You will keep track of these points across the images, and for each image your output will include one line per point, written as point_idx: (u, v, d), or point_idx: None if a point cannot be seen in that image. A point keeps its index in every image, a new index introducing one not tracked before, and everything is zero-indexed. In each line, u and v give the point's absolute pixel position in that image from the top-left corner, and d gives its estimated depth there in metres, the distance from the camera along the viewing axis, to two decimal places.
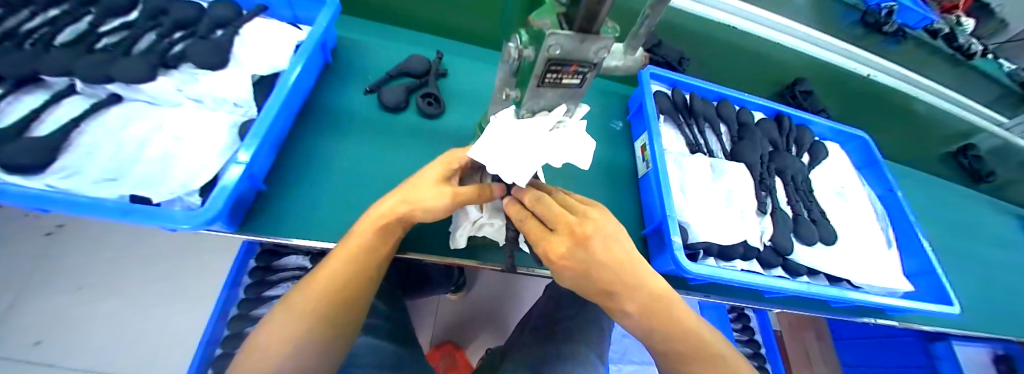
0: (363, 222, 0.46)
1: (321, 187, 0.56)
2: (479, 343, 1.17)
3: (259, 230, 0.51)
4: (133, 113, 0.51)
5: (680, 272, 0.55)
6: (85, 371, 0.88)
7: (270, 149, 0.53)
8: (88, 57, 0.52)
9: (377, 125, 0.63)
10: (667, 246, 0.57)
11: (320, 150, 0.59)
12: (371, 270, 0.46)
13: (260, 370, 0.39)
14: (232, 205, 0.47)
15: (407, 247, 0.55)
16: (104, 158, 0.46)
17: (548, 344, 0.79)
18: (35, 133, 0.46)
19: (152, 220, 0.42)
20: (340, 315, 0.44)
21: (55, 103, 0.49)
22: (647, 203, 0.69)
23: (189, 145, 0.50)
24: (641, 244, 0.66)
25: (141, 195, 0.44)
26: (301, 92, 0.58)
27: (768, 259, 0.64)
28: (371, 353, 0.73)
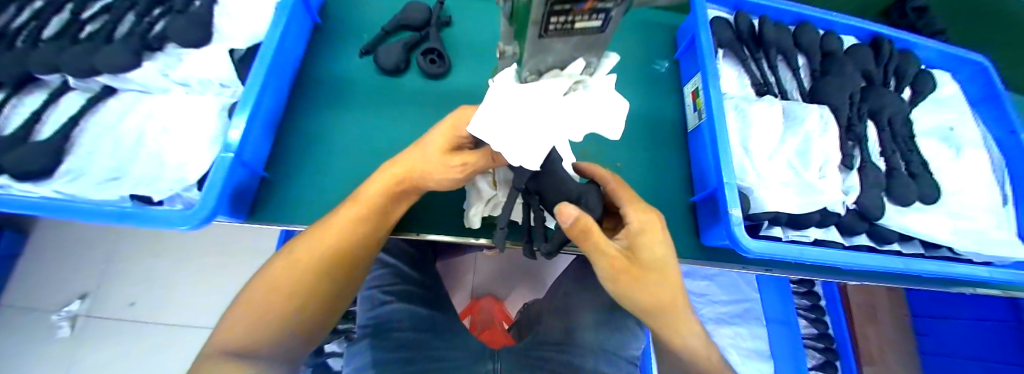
0: (372, 184, 0.41)
1: (329, 167, 0.53)
2: (520, 293, 1.15)
3: (268, 218, 0.49)
4: (128, 106, 0.48)
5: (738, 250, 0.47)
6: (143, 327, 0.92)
7: (265, 129, 0.49)
8: (73, 48, 0.48)
9: (380, 93, 0.57)
10: (722, 218, 0.48)
11: (321, 126, 0.55)
12: (375, 235, 0.43)
13: (256, 333, 0.38)
14: (231, 195, 0.44)
15: (421, 227, 0.51)
16: (105, 157, 0.45)
17: (580, 308, 0.75)
18: (39, 137, 0.45)
19: (151, 222, 0.40)
20: (343, 276, 0.43)
21: (54, 102, 0.47)
22: (698, 162, 0.58)
23: (181, 134, 0.46)
24: (688, 213, 0.58)
25: (144, 194, 0.42)
26: (289, 64, 0.53)
27: (851, 227, 0.53)
28: (411, 319, 0.72)
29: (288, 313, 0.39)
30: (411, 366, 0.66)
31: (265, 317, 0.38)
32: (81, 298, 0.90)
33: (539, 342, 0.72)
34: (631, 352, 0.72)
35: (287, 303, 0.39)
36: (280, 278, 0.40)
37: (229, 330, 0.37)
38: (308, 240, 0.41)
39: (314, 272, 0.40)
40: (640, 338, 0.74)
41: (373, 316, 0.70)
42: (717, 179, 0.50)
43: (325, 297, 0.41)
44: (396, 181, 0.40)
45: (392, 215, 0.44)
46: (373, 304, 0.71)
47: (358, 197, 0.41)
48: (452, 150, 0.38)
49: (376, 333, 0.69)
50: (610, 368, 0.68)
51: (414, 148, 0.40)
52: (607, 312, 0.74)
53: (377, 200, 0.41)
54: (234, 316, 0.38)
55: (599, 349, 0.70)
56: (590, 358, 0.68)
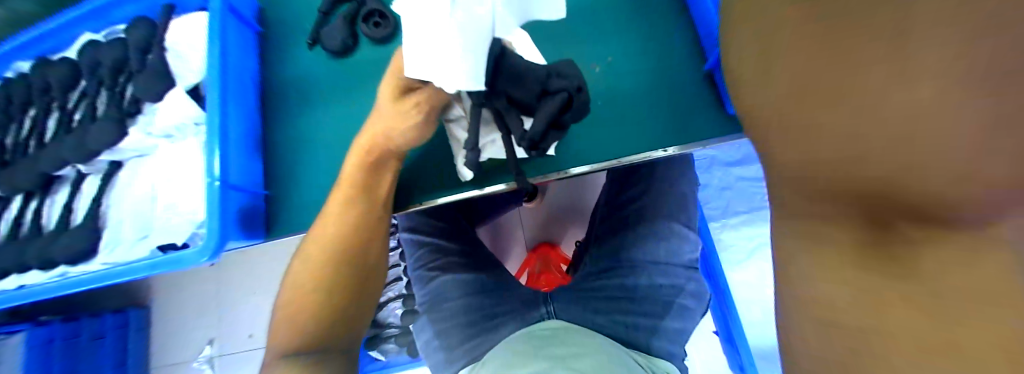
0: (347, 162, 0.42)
1: (320, 167, 0.53)
2: (571, 233, 1.13)
3: (285, 230, 0.52)
4: (131, 173, 0.52)
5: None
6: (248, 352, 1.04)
7: (244, 148, 0.50)
8: (68, 139, 0.52)
9: (341, 79, 0.55)
10: None
11: (303, 130, 0.55)
12: (373, 214, 0.42)
13: (293, 336, 0.39)
14: (236, 217, 0.47)
15: (420, 194, 0.51)
16: (125, 223, 0.49)
17: (625, 228, 0.69)
18: (76, 221, 0.51)
19: (177, 265, 0.43)
20: (360, 264, 0.42)
21: (76, 191, 0.52)
22: (704, 25, 0.50)
23: (176, 181, 0.49)
24: (707, 87, 0.51)
25: (166, 242, 0.46)
26: (248, 83, 0.53)
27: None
28: (459, 285, 0.72)
29: (321, 312, 0.40)
30: (475, 326, 0.69)
31: (300, 320, 0.39)
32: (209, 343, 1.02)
33: (587, 274, 0.68)
34: (688, 257, 0.67)
35: (315, 302, 0.40)
36: (301, 278, 0.41)
37: (278, 336, 0.40)
38: (317, 235, 0.42)
39: (330, 264, 0.41)
40: (695, 240, 0.68)
41: (427, 293, 0.73)
42: None
43: (349, 290, 0.41)
44: (365, 151, 0.40)
45: (382, 189, 0.43)
46: (424, 282, 0.74)
47: (341, 181, 0.42)
48: (400, 95, 0.36)
49: (433, 306, 0.72)
50: (667, 281, 0.66)
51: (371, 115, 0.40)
52: (652, 224, 0.68)
53: (356, 176, 0.41)
54: (278, 328, 0.40)
55: (651, 264, 0.67)
56: (642, 275, 0.66)
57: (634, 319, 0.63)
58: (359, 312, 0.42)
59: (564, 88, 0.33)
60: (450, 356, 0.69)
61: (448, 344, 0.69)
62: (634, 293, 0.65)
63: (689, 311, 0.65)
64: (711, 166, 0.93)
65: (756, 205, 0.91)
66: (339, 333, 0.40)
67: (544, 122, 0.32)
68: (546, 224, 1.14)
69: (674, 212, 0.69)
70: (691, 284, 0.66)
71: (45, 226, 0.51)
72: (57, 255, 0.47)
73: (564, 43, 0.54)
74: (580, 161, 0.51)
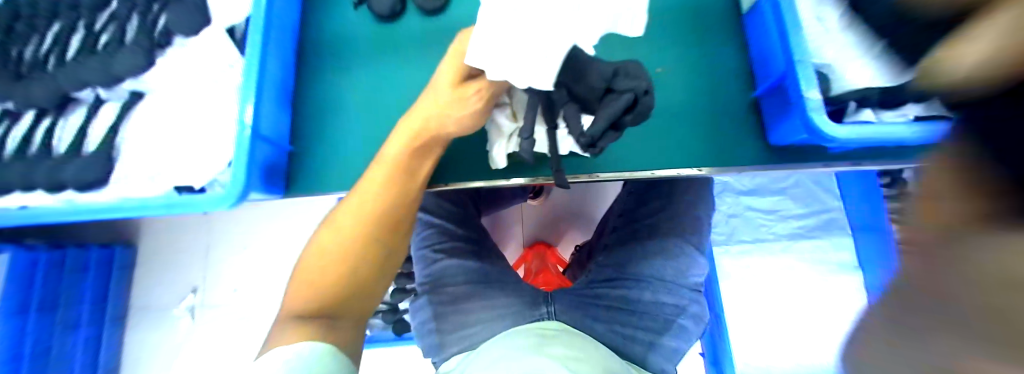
0: (395, 136, 0.43)
1: (347, 131, 0.52)
2: (571, 236, 1.13)
3: (304, 190, 0.51)
4: (153, 106, 0.50)
5: (824, 139, 0.39)
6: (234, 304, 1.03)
7: (277, 99, 0.49)
8: (91, 61, 0.49)
9: (382, 44, 0.54)
10: (795, 106, 0.41)
11: (336, 91, 0.54)
12: (409, 195, 0.44)
13: (312, 296, 0.42)
14: (261, 170, 0.46)
15: (450, 178, 0.51)
16: (141, 157, 0.47)
17: (635, 240, 0.69)
18: (87, 149, 0.48)
19: (194, 208, 0.42)
20: (388, 237, 0.44)
21: (93, 116, 0.49)
22: (758, 50, 0.49)
23: (201, 121, 0.47)
24: (751, 112, 0.51)
25: (184, 184, 0.44)
26: (288, 33, 0.52)
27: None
28: (461, 271, 0.72)
29: (342, 283, 0.42)
30: (472, 315, 0.69)
31: (320, 283, 0.42)
32: (193, 291, 1.04)
33: (592, 281, 0.68)
34: (693, 279, 0.68)
35: (336, 273, 0.42)
36: (328, 242, 0.43)
37: (297, 293, 0.43)
38: (349, 208, 0.43)
39: (360, 237, 0.42)
40: (703, 264, 0.68)
41: (429, 274, 0.72)
42: (787, 61, 0.42)
43: (372, 261, 0.43)
44: (415, 134, 0.42)
45: (423, 174, 0.45)
46: (427, 263, 0.73)
47: (382, 157, 0.44)
48: (462, 81, 0.38)
49: (433, 288, 0.72)
50: (671, 300, 0.66)
51: (425, 99, 0.41)
52: (664, 241, 0.68)
53: (400, 154, 0.42)
54: (298, 288, 0.43)
55: (657, 281, 0.67)
56: (647, 290, 0.66)
57: (633, 332, 0.63)
58: (372, 284, 0.44)
59: (631, 89, 0.32)
60: (443, 341, 0.69)
61: (443, 328, 0.69)
62: (636, 306, 0.65)
63: (687, 332, 0.65)
64: (724, 191, 0.95)
65: (760, 235, 0.94)
66: (350, 300, 0.43)
67: (606, 122, 0.32)
68: (548, 223, 1.13)
69: (686, 231, 0.69)
70: (693, 305, 0.66)
71: (56, 149, 0.49)
72: (65, 180, 0.46)
73: (614, 45, 0.53)
74: (614, 167, 0.50)
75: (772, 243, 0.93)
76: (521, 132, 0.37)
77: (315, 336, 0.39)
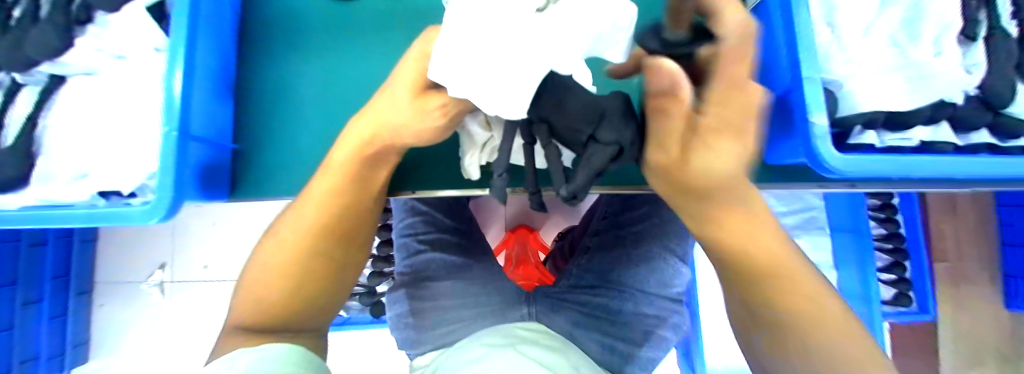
0: (342, 146, 0.38)
1: (300, 127, 0.48)
2: (553, 222, 1.11)
3: (254, 193, 0.47)
4: (76, 93, 0.44)
5: (820, 170, 0.37)
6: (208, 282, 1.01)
7: (215, 92, 0.44)
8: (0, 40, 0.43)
9: (339, 27, 0.48)
10: (799, 130, 0.39)
11: (286, 79, 0.48)
12: (363, 206, 0.42)
13: (256, 314, 0.40)
14: (199, 175, 0.41)
15: (418, 185, 0.48)
16: (65, 155, 0.41)
17: (617, 247, 0.69)
18: (5, 141, 0.43)
19: (119, 221, 0.38)
20: (338, 249, 0.42)
21: (10, 103, 0.44)
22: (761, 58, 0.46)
23: (127, 116, 0.42)
24: None
25: (112, 187, 0.40)
26: (227, 13, 0.45)
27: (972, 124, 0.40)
28: (442, 267, 0.71)
29: (296, 303, 0.40)
30: (449, 313, 0.68)
31: (268, 302, 0.40)
32: (162, 267, 1.02)
33: (573, 286, 0.68)
34: (674, 289, 0.67)
35: (281, 287, 0.40)
36: (273, 258, 0.41)
37: (241, 306, 0.41)
38: (296, 215, 0.41)
39: (305, 248, 0.40)
40: (685, 274, 0.68)
41: (409, 264, 0.72)
42: (793, 76, 0.39)
43: (321, 277, 0.41)
44: (364, 143, 0.37)
45: (376, 183, 0.42)
46: (410, 253, 0.73)
47: (329, 168, 0.39)
48: (424, 91, 0.33)
49: (415, 280, 0.70)
50: (652, 311, 0.65)
51: (377, 108, 0.36)
52: (647, 250, 0.68)
53: (350, 167, 0.38)
54: (242, 301, 0.41)
55: (639, 291, 0.66)
56: (627, 300, 0.65)
57: (609, 341, 0.62)
58: (323, 296, 0.43)
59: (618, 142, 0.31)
60: (420, 336, 0.67)
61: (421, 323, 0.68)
62: (617, 316, 0.64)
63: (666, 342, 0.65)
64: None
65: None
66: (303, 314, 0.42)
67: (589, 175, 0.31)
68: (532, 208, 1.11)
69: (670, 242, 0.68)
70: (674, 316, 0.66)
71: None
72: None
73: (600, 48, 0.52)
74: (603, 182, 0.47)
75: None
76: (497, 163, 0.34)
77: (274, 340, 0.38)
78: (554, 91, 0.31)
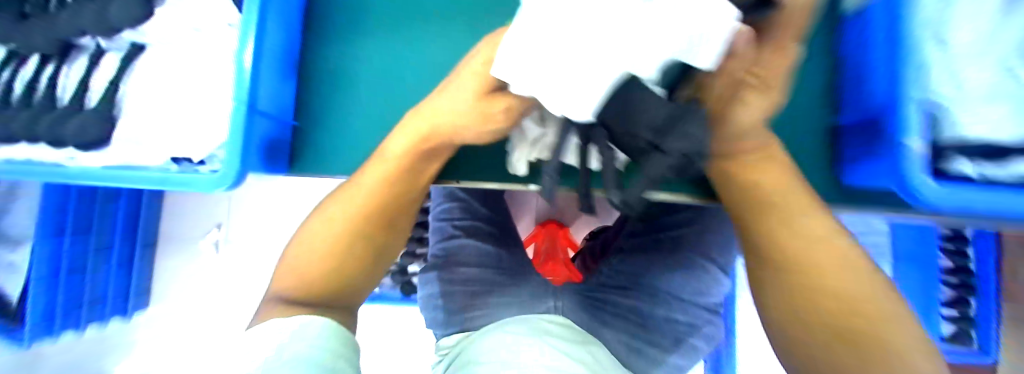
0: (400, 135, 0.39)
1: (356, 109, 0.48)
2: (586, 219, 1.08)
3: (310, 168, 0.48)
4: (151, 62, 0.46)
5: (907, 197, 0.33)
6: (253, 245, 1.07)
7: (282, 71, 0.45)
8: (88, 6, 0.45)
9: (401, 10, 0.48)
10: (888, 152, 0.35)
11: (345, 59, 0.49)
12: (410, 195, 0.43)
13: (297, 289, 0.40)
14: (265, 150, 0.43)
15: (463, 175, 0.47)
16: (139, 121, 0.44)
17: (654, 251, 0.67)
18: (90, 104, 0.47)
19: (190, 187, 0.40)
20: (379, 235, 0.42)
21: (95, 67, 0.47)
22: (856, 67, 0.42)
23: (200, 88, 0.43)
24: (827, 143, 0.46)
25: (184, 155, 0.42)
26: None
27: None
28: (476, 256, 0.72)
29: (337, 283, 0.41)
30: (477, 299, 0.68)
31: (310, 281, 0.40)
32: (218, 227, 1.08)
33: (602, 285, 0.68)
34: (712, 301, 0.65)
35: (325, 266, 0.40)
36: (317, 236, 0.41)
37: (282, 279, 0.42)
38: (346, 199, 0.41)
39: (349, 231, 0.40)
40: (727, 286, 0.65)
41: (443, 248, 0.73)
42: (889, 93, 0.35)
43: (362, 261, 0.42)
44: (423, 138, 0.39)
45: (426, 175, 0.43)
46: (444, 236, 0.75)
47: (384, 155, 0.41)
48: (489, 93, 0.34)
49: (445, 265, 0.72)
50: (685, 320, 0.64)
51: (437, 104, 0.37)
52: (687, 258, 0.65)
53: (406, 157, 0.39)
54: (283, 275, 0.42)
55: (672, 298, 0.65)
56: (659, 306, 0.65)
57: (638, 345, 0.62)
58: (358, 280, 0.43)
59: (685, 154, 0.27)
60: (450, 319, 0.68)
61: (451, 308, 0.68)
62: (646, 320, 0.64)
63: (695, 351, 0.64)
64: None
65: None
66: (342, 295, 0.42)
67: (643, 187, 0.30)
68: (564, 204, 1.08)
69: (713, 252, 0.65)
70: (708, 327, 0.64)
71: (60, 99, 0.47)
72: (66, 137, 0.43)
73: None
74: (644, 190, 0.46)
75: None
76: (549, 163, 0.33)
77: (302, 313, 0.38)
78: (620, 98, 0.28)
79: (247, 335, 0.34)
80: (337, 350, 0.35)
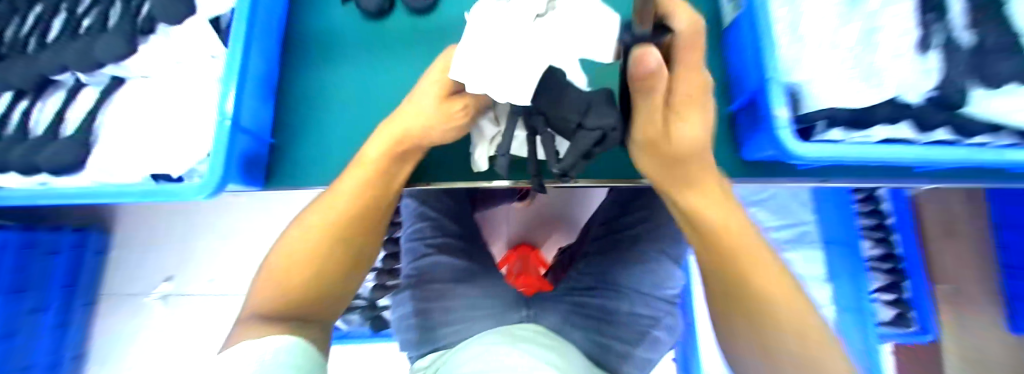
0: (376, 141, 0.43)
1: (331, 127, 0.53)
2: (555, 239, 1.13)
3: (287, 182, 0.52)
4: (133, 93, 0.49)
5: (789, 160, 0.42)
6: (212, 295, 1.01)
7: (261, 94, 0.49)
8: (73, 46, 0.49)
9: (371, 40, 0.55)
10: (765, 124, 0.44)
11: (320, 84, 0.54)
12: (387, 199, 0.46)
13: (276, 298, 0.41)
14: (243, 164, 0.46)
15: (427, 176, 0.52)
16: (116, 145, 0.46)
17: (615, 250, 0.73)
18: (65, 133, 0.48)
19: (172, 197, 0.42)
20: (359, 239, 0.45)
21: (73, 100, 0.49)
22: (737, 69, 0.53)
23: (181, 110, 0.47)
24: (727, 126, 0.55)
25: (163, 171, 0.44)
26: (274, 27, 0.52)
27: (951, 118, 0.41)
28: (447, 270, 0.74)
29: (318, 288, 0.42)
30: (452, 314, 0.69)
31: (291, 288, 0.41)
32: (166, 280, 1.02)
33: (571, 288, 0.71)
34: (668, 291, 0.70)
35: (305, 273, 0.42)
36: (297, 244, 0.42)
37: (261, 293, 0.42)
38: (323, 209, 0.44)
39: (330, 236, 0.42)
40: (678, 276, 0.71)
41: (416, 267, 0.75)
42: (760, 80, 0.45)
43: (343, 265, 0.44)
44: (397, 142, 0.42)
45: (400, 178, 0.46)
46: (416, 256, 0.76)
47: (362, 162, 0.44)
48: (449, 96, 0.40)
49: (418, 283, 0.73)
50: (647, 311, 0.68)
51: (407, 111, 0.42)
52: (643, 254, 0.71)
53: (383, 161, 0.43)
54: (262, 288, 0.42)
55: (634, 292, 0.69)
56: (623, 301, 0.68)
57: (609, 342, 0.64)
58: (339, 284, 0.44)
59: (601, 128, 0.35)
60: (425, 338, 0.68)
61: (424, 325, 0.69)
62: (614, 317, 0.67)
63: (659, 344, 0.67)
64: None
65: None
66: (321, 300, 0.43)
67: (575, 156, 0.36)
68: (532, 226, 1.14)
69: (663, 245, 0.72)
70: (667, 318, 0.69)
71: (32, 131, 0.49)
72: (39, 163, 0.45)
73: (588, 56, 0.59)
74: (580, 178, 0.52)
75: None
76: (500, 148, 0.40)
77: (280, 332, 0.38)
78: (551, 84, 0.36)
79: (218, 359, 0.33)
80: (306, 367, 0.35)
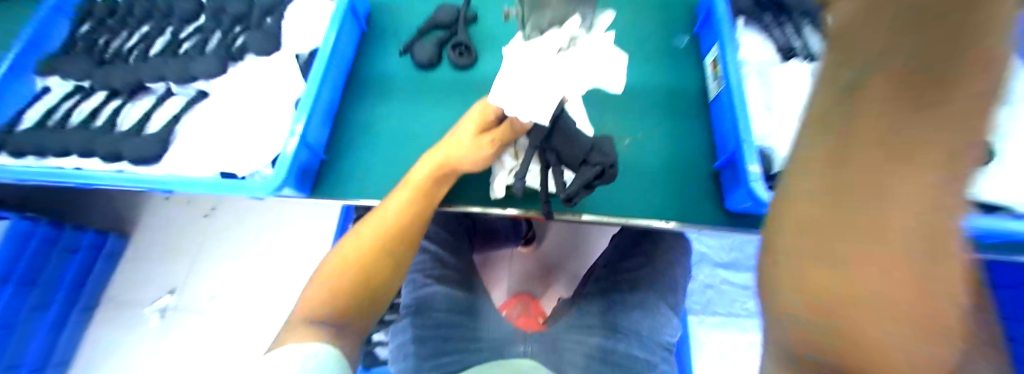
0: (423, 164, 0.50)
1: (372, 151, 0.61)
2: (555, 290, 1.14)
3: (329, 192, 0.58)
4: (212, 106, 0.58)
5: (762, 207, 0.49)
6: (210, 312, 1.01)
7: (323, 118, 0.58)
8: (173, 61, 0.59)
9: (418, 84, 0.65)
10: (740, 177, 0.52)
11: (369, 115, 0.63)
12: (428, 216, 0.52)
13: (327, 298, 0.46)
14: (299, 173, 0.53)
15: (454, 199, 0.59)
16: (195, 145, 0.54)
17: (614, 291, 0.76)
18: (149, 129, 0.56)
19: (238, 191, 0.49)
20: (404, 252, 0.50)
21: (160, 105, 0.58)
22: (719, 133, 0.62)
23: (254, 122, 0.55)
24: (710, 180, 0.61)
25: (231, 171, 0.51)
26: (342, 66, 0.63)
27: None
28: (446, 302, 0.74)
29: (364, 291, 0.47)
30: (451, 342, 0.71)
31: (340, 289, 0.46)
32: (171, 292, 1.03)
33: (570, 326, 0.73)
34: (666, 337, 0.72)
35: (353, 276, 0.47)
36: (349, 251, 0.48)
37: (311, 297, 0.46)
38: (372, 222, 0.50)
39: (380, 246, 0.48)
40: (678, 325, 0.74)
41: (415, 298, 0.73)
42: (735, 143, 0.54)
43: (388, 274, 0.49)
44: (438, 166, 0.50)
45: (438, 199, 0.53)
46: (416, 286, 0.74)
47: (408, 182, 0.51)
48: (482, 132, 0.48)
49: (418, 312, 0.72)
50: (645, 355, 0.69)
51: (449, 143, 0.50)
52: (643, 298, 0.74)
53: (426, 181, 0.50)
54: (313, 291, 0.47)
55: (634, 334, 0.71)
56: (622, 342, 0.70)
57: None
58: (383, 293, 0.49)
59: (601, 164, 0.43)
60: (421, 364, 0.68)
61: (421, 350, 0.69)
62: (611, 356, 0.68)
63: None
64: (701, 262, 0.99)
65: (735, 310, 0.97)
66: (367, 304, 0.48)
67: (580, 183, 0.43)
68: (534, 275, 1.15)
69: (663, 290, 0.76)
70: (663, 363, 0.70)
71: (118, 126, 0.57)
72: (127, 152, 0.53)
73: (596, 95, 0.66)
74: (585, 210, 0.58)
75: (746, 320, 0.96)
76: (518, 170, 0.45)
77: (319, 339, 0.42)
78: (561, 129, 0.43)
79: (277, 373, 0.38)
80: None
